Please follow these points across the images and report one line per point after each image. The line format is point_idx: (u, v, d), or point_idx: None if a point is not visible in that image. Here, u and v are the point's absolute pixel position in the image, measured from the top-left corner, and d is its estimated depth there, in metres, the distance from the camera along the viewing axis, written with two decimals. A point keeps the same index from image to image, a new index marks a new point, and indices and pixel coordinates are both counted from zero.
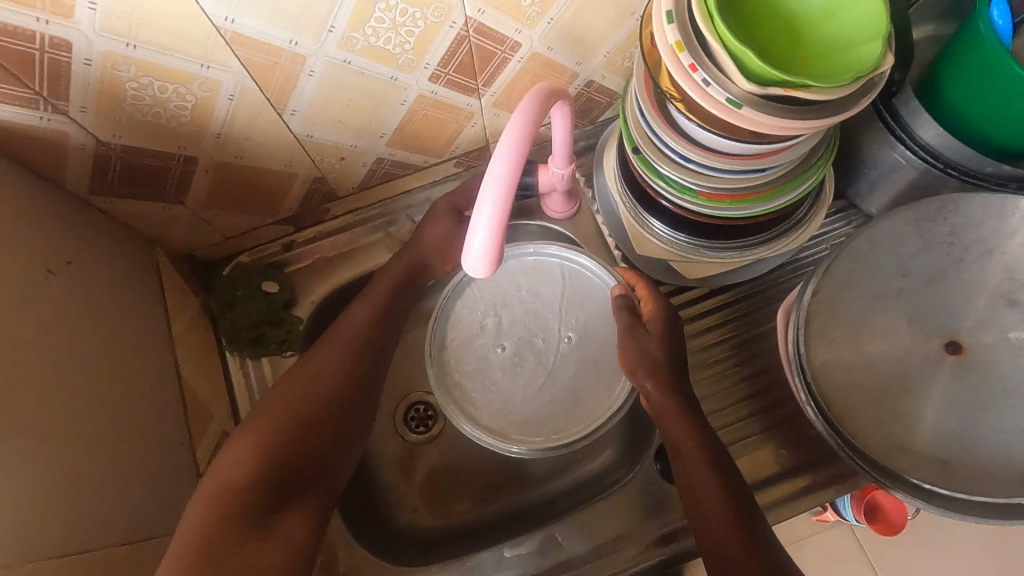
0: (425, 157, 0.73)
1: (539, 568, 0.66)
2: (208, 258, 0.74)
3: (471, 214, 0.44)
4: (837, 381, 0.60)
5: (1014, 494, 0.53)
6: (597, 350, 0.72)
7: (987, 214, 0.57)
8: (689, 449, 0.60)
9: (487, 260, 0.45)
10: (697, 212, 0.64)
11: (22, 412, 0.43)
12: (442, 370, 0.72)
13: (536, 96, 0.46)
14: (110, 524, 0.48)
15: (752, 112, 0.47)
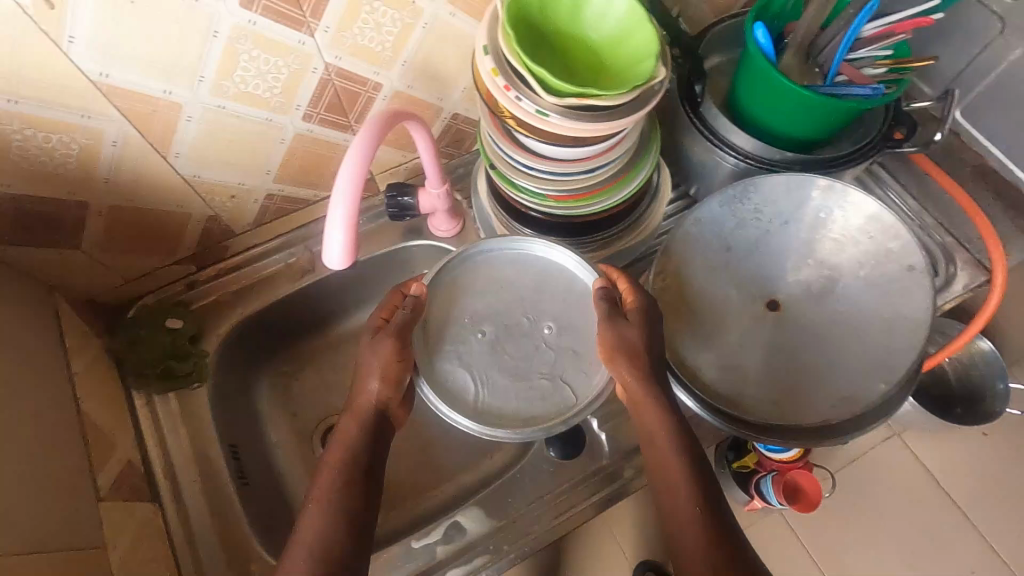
0: (314, 192, 0.81)
1: (446, 554, 0.70)
2: (111, 303, 0.78)
3: (326, 216, 0.54)
4: (686, 345, 0.69)
5: (830, 416, 0.63)
6: (578, 338, 0.71)
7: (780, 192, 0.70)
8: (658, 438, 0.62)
9: (344, 252, 0.55)
10: (552, 215, 0.75)
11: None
12: (424, 351, 0.70)
13: (378, 118, 0.56)
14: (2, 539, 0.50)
15: (563, 119, 0.57)
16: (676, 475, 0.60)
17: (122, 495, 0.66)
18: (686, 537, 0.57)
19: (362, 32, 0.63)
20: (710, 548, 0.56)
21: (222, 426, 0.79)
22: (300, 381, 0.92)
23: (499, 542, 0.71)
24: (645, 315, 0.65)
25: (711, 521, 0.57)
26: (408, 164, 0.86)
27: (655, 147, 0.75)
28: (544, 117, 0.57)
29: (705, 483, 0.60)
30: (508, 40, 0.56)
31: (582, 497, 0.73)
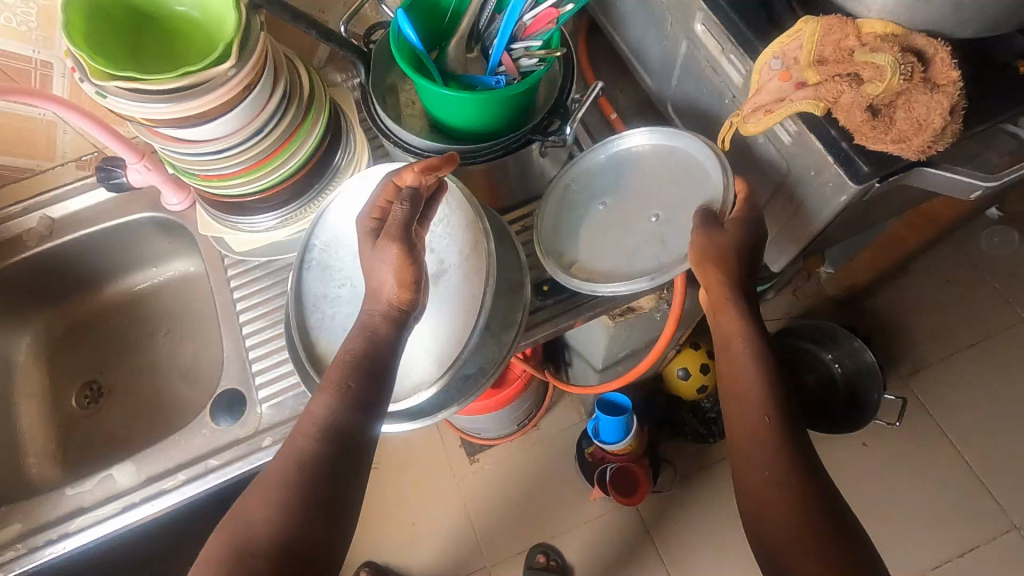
0: (34, 159, 0.89)
1: (94, 500, 0.76)
2: None
3: None
4: (317, 312, 0.74)
5: (453, 401, 0.68)
6: (681, 231, 0.71)
7: (592, 167, 0.79)
8: (743, 392, 0.61)
9: None
10: (211, 191, 0.78)
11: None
12: (554, 206, 0.78)
13: None
14: None
15: (173, 106, 0.61)
16: (747, 391, 0.60)
17: None
18: (755, 461, 0.58)
19: None
20: (791, 469, 0.56)
21: None
22: (72, 339, 1.02)
23: (143, 491, 0.76)
24: (746, 228, 0.64)
25: (772, 447, 0.57)
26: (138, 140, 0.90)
27: (304, 124, 0.76)
28: (122, 107, 0.60)
29: (772, 403, 0.59)
30: (70, 37, 0.59)
31: (224, 461, 0.77)
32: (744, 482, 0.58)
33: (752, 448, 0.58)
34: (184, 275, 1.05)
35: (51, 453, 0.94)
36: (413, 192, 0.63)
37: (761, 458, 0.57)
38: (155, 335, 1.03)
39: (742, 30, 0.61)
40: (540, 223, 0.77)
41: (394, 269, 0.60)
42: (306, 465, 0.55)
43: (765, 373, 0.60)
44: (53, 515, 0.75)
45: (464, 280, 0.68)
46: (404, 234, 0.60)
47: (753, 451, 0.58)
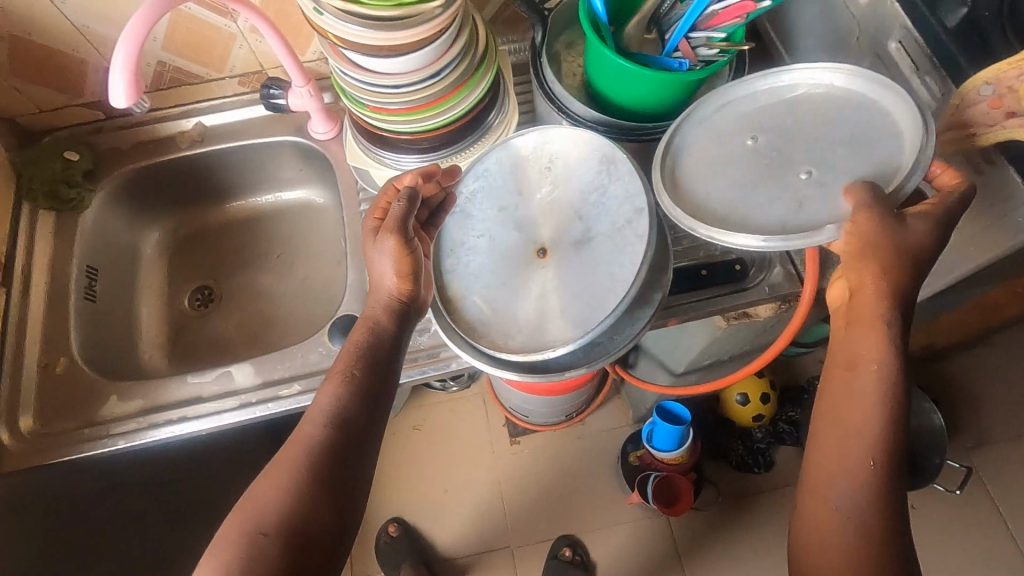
0: (206, 70, 0.91)
1: (212, 391, 0.80)
2: (32, 128, 0.94)
3: (114, 59, 0.63)
4: (455, 263, 0.76)
5: (586, 361, 0.70)
6: (827, 197, 0.63)
7: (759, 97, 0.72)
8: (851, 419, 0.55)
9: (127, 92, 0.64)
10: (375, 124, 0.81)
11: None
12: (695, 126, 0.73)
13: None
14: None
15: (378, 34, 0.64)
16: (846, 430, 0.54)
17: None
18: (825, 492, 0.54)
19: None
20: (871, 517, 0.52)
21: (89, 250, 0.93)
22: (194, 243, 1.08)
23: (260, 393, 0.80)
24: None
25: (863, 486, 0.53)
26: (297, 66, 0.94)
27: (474, 77, 0.79)
28: (331, 24, 0.63)
29: (885, 446, 0.53)
30: None
31: None
32: (814, 510, 0.55)
33: (833, 481, 0.54)
34: (307, 204, 1.08)
35: (160, 344, 0.99)
36: (411, 190, 0.68)
37: (850, 496, 0.53)
38: (270, 254, 1.07)
39: (953, 53, 0.60)
40: (673, 141, 0.72)
41: (395, 260, 0.66)
42: (316, 450, 0.57)
43: (884, 411, 0.54)
44: (175, 398, 0.80)
45: (604, 258, 0.70)
46: (400, 227, 0.65)
47: (833, 482, 0.54)
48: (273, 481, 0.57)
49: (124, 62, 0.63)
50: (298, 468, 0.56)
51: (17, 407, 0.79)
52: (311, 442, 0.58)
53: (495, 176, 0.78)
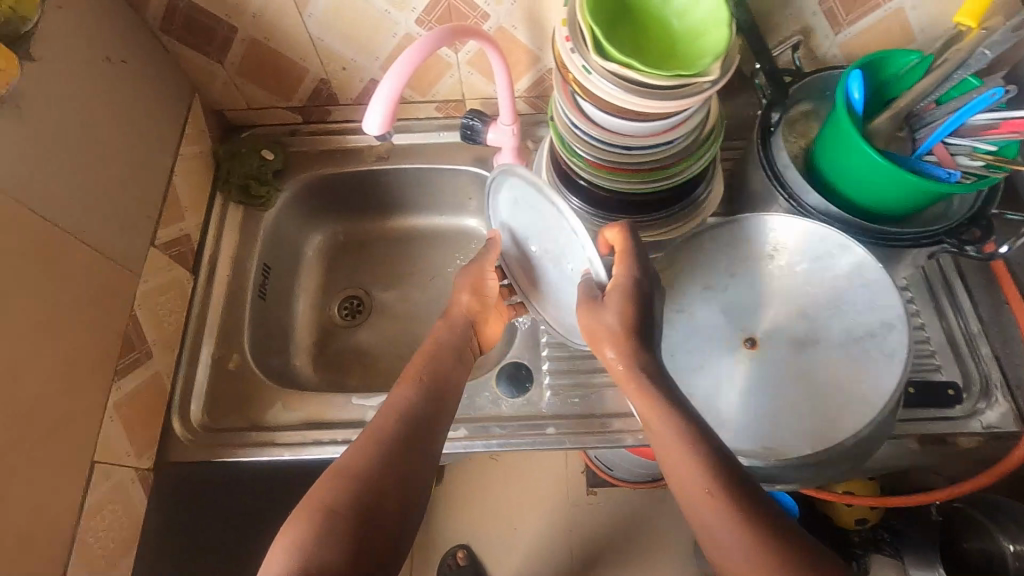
0: (410, 91, 0.92)
1: (376, 418, 0.79)
2: (233, 121, 0.96)
3: (377, 89, 0.63)
4: (650, 341, 0.73)
5: (794, 476, 0.65)
6: (572, 291, 0.72)
7: (519, 188, 0.71)
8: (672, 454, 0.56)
9: (383, 122, 0.64)
10: (586, 177, 0.79)
11: (26, 115, 0.60)
12: (508, 197, 0.75)
13: (438, 33, 0.63)
14: (95, 234, 0.68)
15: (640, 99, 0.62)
16: (672, 451, 0.56)
17: (169, 253, 0.81)
18: (716, 529, 0.51)
19: None
20: (761, 548, 0.49)
21: (266, 248, 0.94)
22: (350, 252, 1.07)
23: None
24: None
25: (735, 516, 0.51)
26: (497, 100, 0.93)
27: (703, 148, 0.75)
28: (595, 84, 0.62)
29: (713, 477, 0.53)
30: (585, 8, 0.61)
31: (506, 432, 0.77)
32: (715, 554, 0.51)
33: (707, 517, 0.52)
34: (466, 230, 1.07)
35: (308, 351, 0.99)
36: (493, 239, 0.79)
37: (729, 538, 0.50)
38: (423, 275, 1.06)
39: None
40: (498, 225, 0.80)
41: (472, 279, 0.77)
42: (380, 438, 0.56)
43: (693, 443, 0.55)
44: (340, 417, 0.79)
45: (823, 370, 0.66)
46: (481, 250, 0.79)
47: (709, 521, 0.52)
48: (336, 469, 0.53)
49: (388, 93, 0.63)
50: (367, 455, 0.54)
51: (190, 401, 0.79)
52: (390, 432, 0.57)
53: (707, 255, 0.74)
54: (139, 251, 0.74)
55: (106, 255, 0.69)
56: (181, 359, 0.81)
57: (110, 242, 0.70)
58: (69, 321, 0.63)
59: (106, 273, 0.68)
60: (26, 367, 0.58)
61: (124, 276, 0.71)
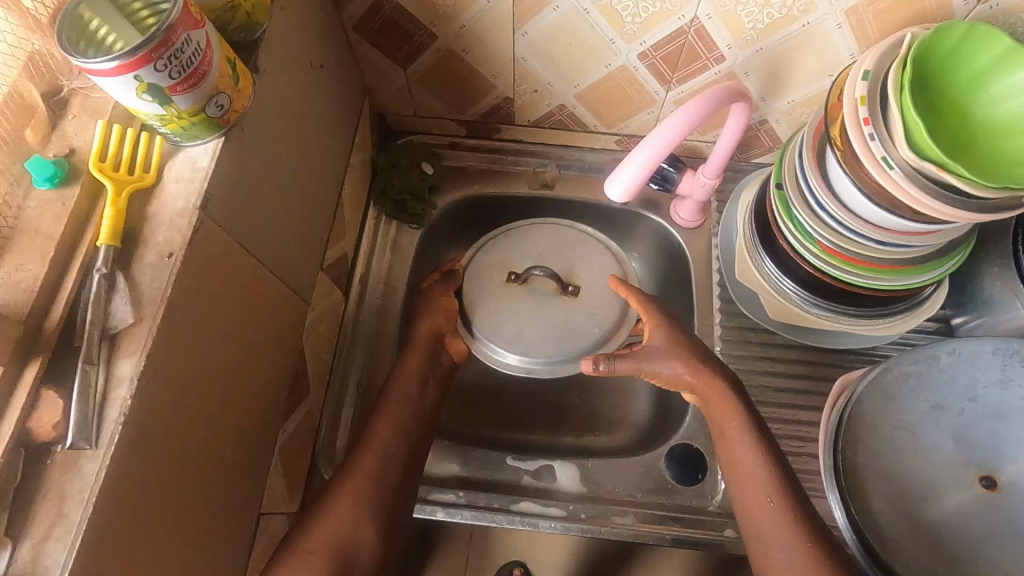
0: (595, 122, 0.83)
1: (531, 486, 0.73)
2: (394, 125, 0.89)
3: (630, 153, 0.56)
4: (867, 463, 0.64)
5: None
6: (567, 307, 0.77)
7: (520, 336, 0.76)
8: (744, 478, 0.61)
9: (629, 189, 0.57)
10: (807, 258, 0.69)
11: (251, 137, 0.52)
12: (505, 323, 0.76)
13: (706, 96, 0.56)
14: (284, 264, 0.60)
15: (948, 206, 0.52)
16: (750, 470, 0.61)
17: (331, 274, 0.74)
18: (771, 547, 0.57)
19: (748, 4, 0.62)
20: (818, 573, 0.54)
21: (414, 270, 0.87)
22: None
23: (585, 508, 0.71)
24: None
25: (796, 538, 0.56)
26: (689, 143, 0.84)
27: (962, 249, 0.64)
28: (896, 182, 0.52)
29: (781, 495, 0.59)
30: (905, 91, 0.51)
31: (676, 529, 0.70)
32: (764, 565, 0.57)
33: (769, 532, 0.57)
34: None
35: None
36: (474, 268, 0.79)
37: (786, 560, 0.55)
38: None
39: None
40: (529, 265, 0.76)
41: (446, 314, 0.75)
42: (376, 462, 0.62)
43: (757, 444, 0.62)
44: (494, 477, 0.73)
45: None
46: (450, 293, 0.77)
47: (771, 542, 0.57)
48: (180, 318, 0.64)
49: (645, 165, 0.56)
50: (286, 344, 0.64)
51: (335, 440, 0.73)
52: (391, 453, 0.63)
53: (944, 370, 0.65)
54: (311, 278, 0.67)
55: (289, 285, 0.62)
56: (330, 391, 0.75)
57: (294, 271, 0.63)
58: (256, 367, 0.56)
59: (289, 307, 0.62)
60: (219, 427, 0.51)
61: (299, 307, 0.65)
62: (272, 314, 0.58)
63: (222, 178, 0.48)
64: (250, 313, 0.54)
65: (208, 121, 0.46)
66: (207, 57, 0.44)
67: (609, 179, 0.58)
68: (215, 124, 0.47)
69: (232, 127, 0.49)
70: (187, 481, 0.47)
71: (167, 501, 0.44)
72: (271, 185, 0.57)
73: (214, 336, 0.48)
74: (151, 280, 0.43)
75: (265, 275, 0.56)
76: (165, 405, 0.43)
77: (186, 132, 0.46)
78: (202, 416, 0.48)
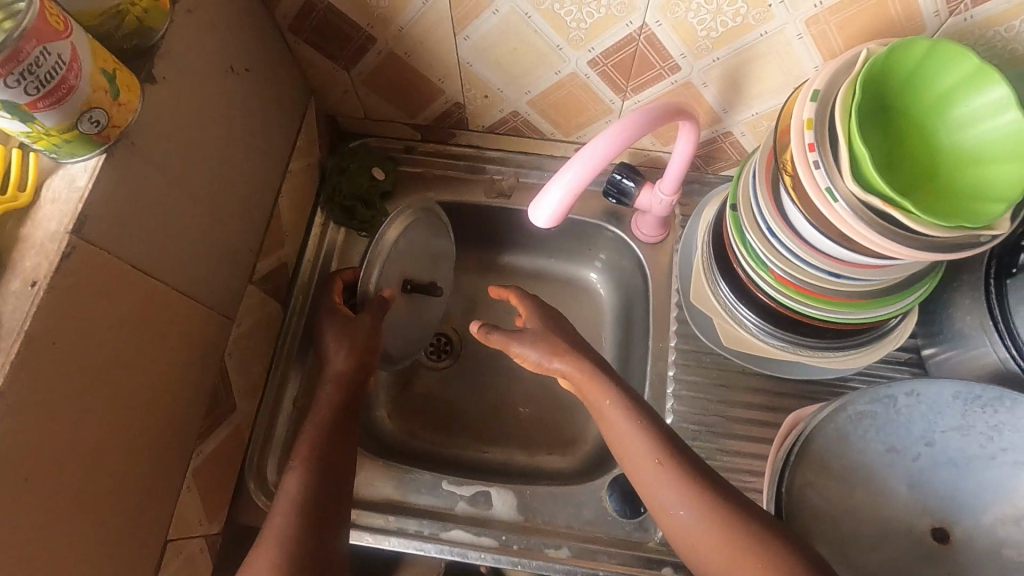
0: (553, 130, 0.78)
1: (466, 513, 0.70)
2: (346, 128, 0.85)
3: (554, 175, 0.51)
4: (813, 508, 0.60)
5: None
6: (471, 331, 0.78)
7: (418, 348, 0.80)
8: (629, 451, 0.62)
9: (554, 215, 0.53)
10: (761, 285, 0.65)
11: (146, 152, 0.49)
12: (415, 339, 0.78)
13: (639, 113, 0.51)
14: (197, 281, 0.58)
15: (897, 243, 0.47)
16: (633, 442, 0.62)
17: (265, 286, 0.71)
18: (670, 504, 0.58)
19: (699, 11, 0.57)
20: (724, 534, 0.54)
21: None
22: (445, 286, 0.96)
23: (520, 538, 0.68)
24: None
25: (694, 496, 0.57)
26: (651, 153, 0.79)
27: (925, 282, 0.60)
28: (841, 216, 0.48)
29: (667, 455, 0.60)
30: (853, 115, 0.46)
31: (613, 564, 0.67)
32: (677, 537, 0.58)
33: (660, 489, 0.59)
34: (578, 280, 0.93)
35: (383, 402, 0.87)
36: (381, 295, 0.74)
37: (691, 518, 0.56)
38: None
39: None
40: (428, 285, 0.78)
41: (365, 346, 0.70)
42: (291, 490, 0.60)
43: (631, 413, 0.63)
44: (426, 502, 0.70)
45: None
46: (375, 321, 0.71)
47: (668, 503, 0.58)
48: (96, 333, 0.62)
49: (575, 186, 0.51)
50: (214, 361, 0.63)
51: (266, 458, 0.71)
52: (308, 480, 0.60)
53: (901, 412, 0.60)
54: (236, 292, 0.64)
55: (204, 302, 0.59)
56: (262, 407, 0.72)
57: (211, 288, 0.60)
58: (159, 391, 0.54)
59: (203, 326, 0.59)
60: (109, 458, 0.49)
61: (219, 324, 0.62)
62: (179, 335, 0.55)
63: (102, 199, 0.45)
64: (148, 335, 0.51)
65: (83, 138, 0.43)
66: (74, 70, 0.40)
67: (533, 203, 0.53)
68: (92, 140, 0.44)
69: (116, 142, 0.46)
70: (62, 516, 0.44)
71: (33, 539, 0.42)
72: (178, 200, 0.54)
73: (97, 365, 0.46)
74: (12, 310, 0.40)
75: (171, 295, 0.54)
76: (26, 444, 0.41)
77: (60, 149, 0.43)
78: (80, 449, 0.45)
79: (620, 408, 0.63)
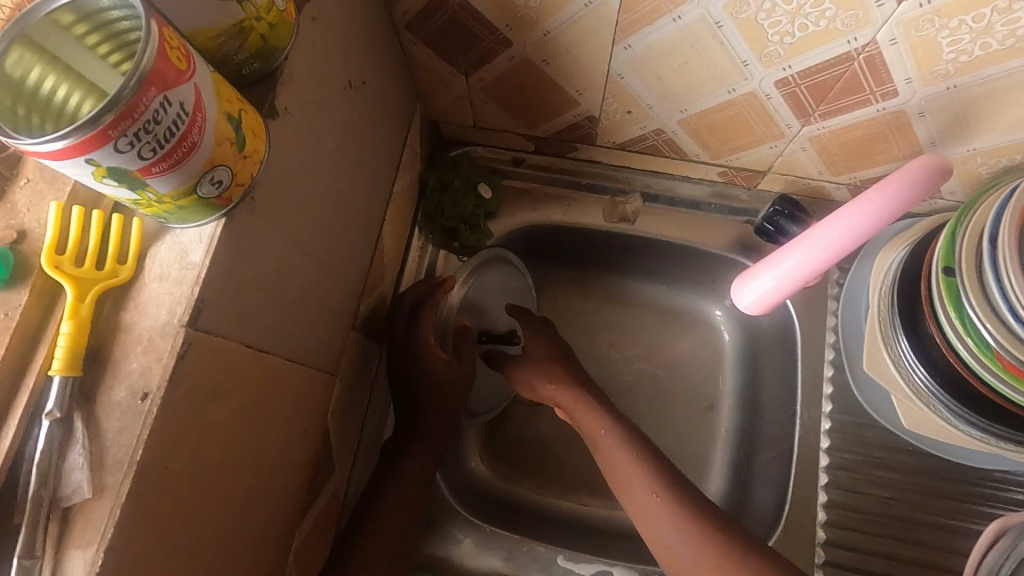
0: (698, 151, 0.66)
1: None
2: (448, 134, 0.74)
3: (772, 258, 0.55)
4: None
5: None
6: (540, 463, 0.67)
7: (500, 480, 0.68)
8: (626, 481, 0.60)
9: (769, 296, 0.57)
10: (972, 368, 0.53)
11: (266, 205, 0.39)
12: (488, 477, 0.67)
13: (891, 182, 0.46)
14: (307, 344, 0.49)
15: None
16: (630, 471, 0.60)
17: (365, 327, 0.62)
18: (667, 539, 0.56)
19: (958, 30, 0.43)
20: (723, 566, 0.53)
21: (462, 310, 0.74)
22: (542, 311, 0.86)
23: None
24: None
25: (695, 530, 0.55)
26: (814, 183, 0.66)
27: None
28: None
29: (664, 486, 0.59)
30: None
31: None
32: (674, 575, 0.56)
33: (660, 524, 0.57)
34: (697, 314, 0.82)
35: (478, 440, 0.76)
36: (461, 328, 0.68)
37: (686, 552, 0.55)
38: (628, 352, 0.81)
39: None
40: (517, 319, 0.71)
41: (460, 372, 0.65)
42: None
43: (630, 441, 0.62)
44: None
45: None
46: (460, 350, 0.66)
47: (665, 536, 0.56)
48: None
49: (783, 285, 0.55)
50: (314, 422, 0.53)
51: None
52: None
53: None
54: (340, 344, 0.55)
55: (313, 364, 0.50)
56: (359, 460, 0.65)
57: (319, 347, 0.51)
58: (268, 479, 0.46)
59: (311, 393, 0.50)
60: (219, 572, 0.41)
61: (323, 385, 0.53)
62: (289, 411, 0.47)
63: (221, 277, 0.35)
64: (259, 423, 0.43)
65: (201, 204, 0.33)
66: (197, 122, 0.30)
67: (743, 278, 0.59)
68: (212, 205, 0.34)
69: (238, 202, 0.36)
70: None
71: None
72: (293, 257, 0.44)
73: (209, 475, 0.38)
74: (118, 430, 0.32)
75: (283, 368, 0.45)
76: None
77: (171, 216, 0.33)
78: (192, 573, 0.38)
79: (616, 437, 0.62)
